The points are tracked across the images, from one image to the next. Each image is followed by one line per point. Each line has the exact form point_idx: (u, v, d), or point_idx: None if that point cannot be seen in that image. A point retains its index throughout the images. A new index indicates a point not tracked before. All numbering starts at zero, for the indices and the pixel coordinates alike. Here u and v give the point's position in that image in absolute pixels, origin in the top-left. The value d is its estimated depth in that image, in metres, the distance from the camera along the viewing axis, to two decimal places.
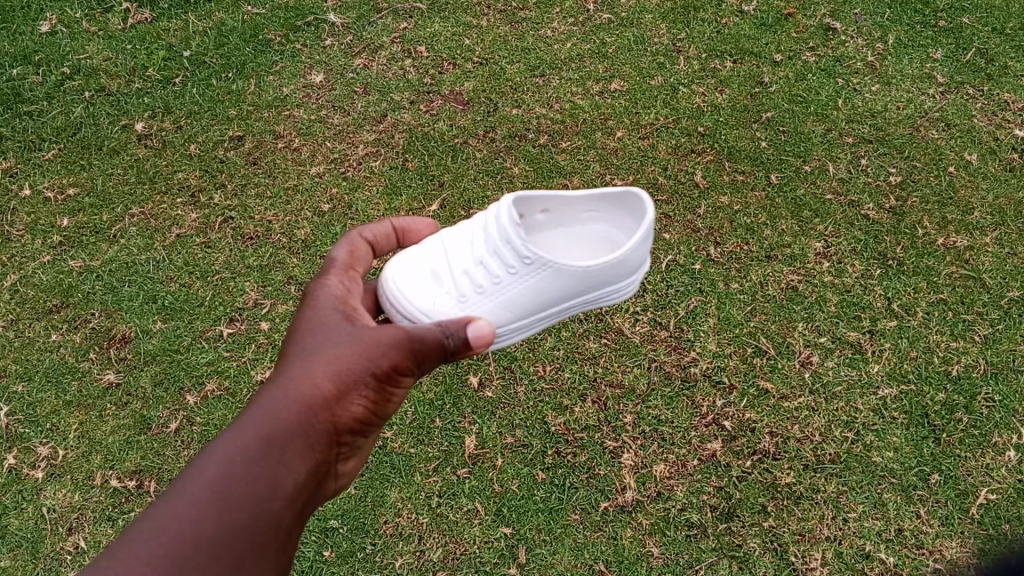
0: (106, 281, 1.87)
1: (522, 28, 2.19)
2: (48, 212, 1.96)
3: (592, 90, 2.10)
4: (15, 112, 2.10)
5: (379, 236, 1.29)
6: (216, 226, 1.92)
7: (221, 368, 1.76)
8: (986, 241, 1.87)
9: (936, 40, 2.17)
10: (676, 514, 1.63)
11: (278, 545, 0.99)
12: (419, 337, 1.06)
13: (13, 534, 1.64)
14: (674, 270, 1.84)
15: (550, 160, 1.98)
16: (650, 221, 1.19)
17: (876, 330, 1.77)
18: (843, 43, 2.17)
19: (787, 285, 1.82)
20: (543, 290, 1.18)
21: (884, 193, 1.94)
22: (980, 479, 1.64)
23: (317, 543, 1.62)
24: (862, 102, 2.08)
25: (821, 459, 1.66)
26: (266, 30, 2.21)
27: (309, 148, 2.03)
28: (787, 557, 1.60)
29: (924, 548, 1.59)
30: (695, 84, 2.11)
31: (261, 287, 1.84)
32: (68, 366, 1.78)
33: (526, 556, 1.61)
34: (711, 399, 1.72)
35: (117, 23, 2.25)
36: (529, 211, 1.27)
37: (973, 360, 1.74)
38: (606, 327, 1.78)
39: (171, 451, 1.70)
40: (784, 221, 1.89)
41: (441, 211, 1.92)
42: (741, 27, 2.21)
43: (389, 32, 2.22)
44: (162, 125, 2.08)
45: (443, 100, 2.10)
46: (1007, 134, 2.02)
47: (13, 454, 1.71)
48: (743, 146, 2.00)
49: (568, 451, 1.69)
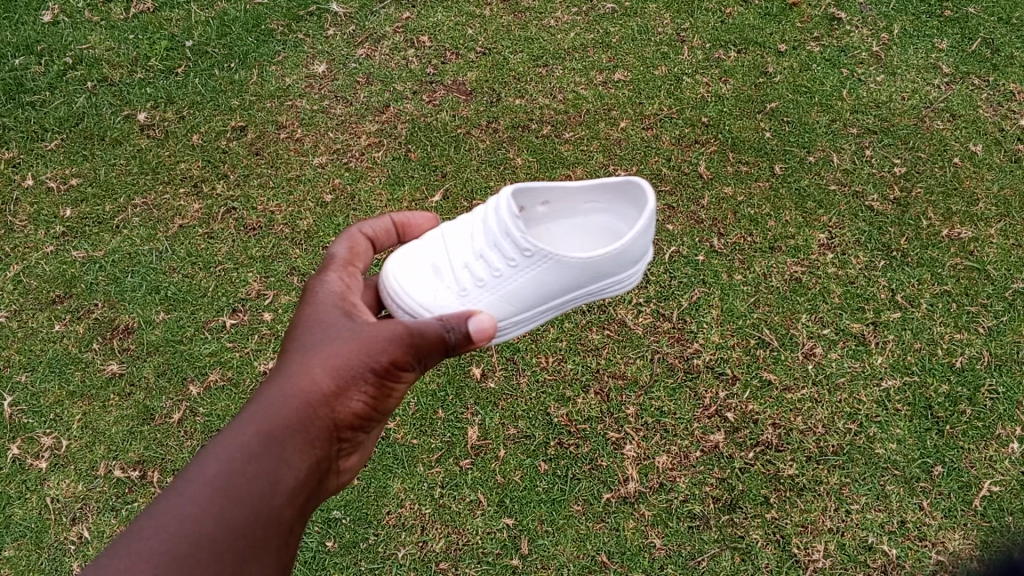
0: (110, 271, 1.87)
1: (526, 18, 2.19)
2: (51, 203, 1.96)
3: (595, 80, 2.09)
4: (18, 103, 2.10)
5: (379, 231, 1.28)
6: (219, 216, 1.92)
7: (224, 359, 1.76)
8: (991, 233, 1.86)
9: (942, 30, 2.16)
10: (679, 505, 1.63)
11: (279, 541, 0.99)
12: (419, 331, 1.05)
13: (17, 524, 1.64)
14: (677, 261, 1.83)
15: (553, 150, 1.97)
16: (650, 211, 1.19)
17: (879, 321, 1.77)
18: (848, 33, 2.16)
19: (790, 276, 1.82)
20: (543, 283, 1.18)
21: (888, 184, 1.93)
22: (984, 470, 1.64)
23: (319, 534, 1.63)
24: (867, 93, 2.07)
25: (823, 451, 1.66)
26: (268, 20, 2.21)
27: (312, 139, 2.02)
28: (789, 549, 1.59)
29: (927, 540, 1.59)
30: (698, 74, 2.10)
31: (264, 278, 1.84)
32: (71, 356, 1.78)
33: (528, 547, 1.61)
34: (714, 390, 1.71)
35: (120, 13, 2.25)
36: (530, 203, 1.27)
37: (977, 352, 1.74)
38: (609, 319, 1.78)
39: (174, 442, 1.70)
40: (788, 213, 1.89)
41: (443, 202, 1.92)
42: (746, 17, 2.20)
43: (392, 22, 2.21)
44: (165, 116, 2.07)
45: (446, 90, 2.10)
46: (1012, 125, 2.01)
47: (16, 444, 1.71)
48: (747, 137, 2.00)
49: (571, 442, 1.69)
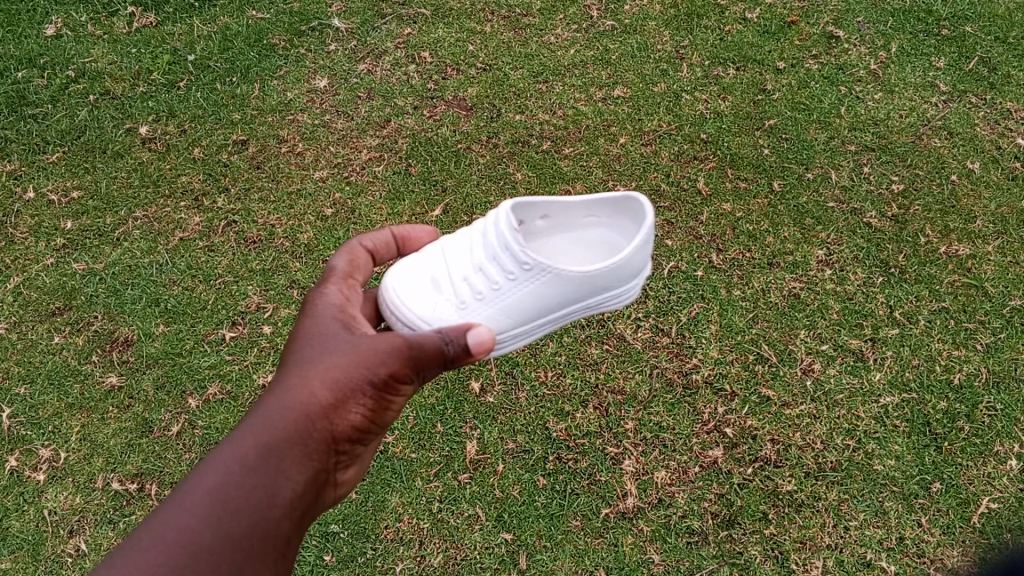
0: (110, 283, 1.88)
1: (526, 34, 2.20)
2: (52, 215, 1.96)
3: (594, 96, 2.10)
4: (20, 115, 2.11)
5: (379, 244, 1.29)
6: (220, 229, 1.93)
7: (223, 371, 1.76)
8: (989, 250, 1.87)
9: (939, 49, 2.18)
10: (677, 521, 1.63)
11: (277, 553, 0.99)
12: (418, 345, 1.05)
13: (13, 537, 1.64)
14: (676, 276, 1.84)
15: (552, 165, 1.98)
16: (649, 225, 1.19)
17: (877, 338, 1.77)
18: (845, 51, 2.18)
19: (789, 292, 1.82)
20: (542, 297, 1.18)
21: (886, 201, 1.94)
22: (982, 487, 1.63)
23: (317, 548, 1.62)
24: (865, 110, 2.09)
25: (822, 467, 1.66)
26: (270, 34, 2.22)
27: (313, 152, 2.03)
28: (788, 565, 1.59)
29: (925, 556, 1.58)
30: (698, 91, 2.11)
31: (264, 291, 1.84)
32: (70, 369, 1.78)
33: (526, 562, 1.61)
34: (713, 405, 1.72)
35: (122, 27, 2.27)
36: (530, 217, 1.28)
37: (974, 368, 1.74)
38: (608, 333, 1.78)
39: (172, 454, 1.70)
40: (786, 229, 1.90)
41: (443, 217, 1.92)
42: (744, 34, 2.21)
43: (394, 37, 2.23)
44: (166, 129, 2.08)
45: (446, 105, 2.11)
46: (1009, 143, 2.02)
47: (14, 457, 1.71)
48: (746, 154, 2.01)
49: (570, 457, 1.69)
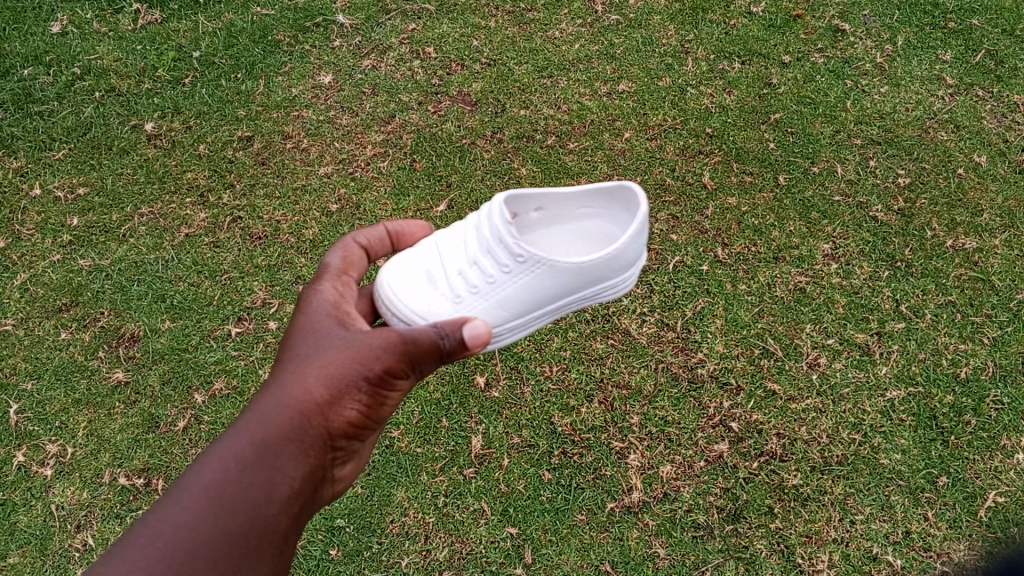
0: (116, 280, 1.88)
1: (530, 29, 2.20)
2: (58, 212, 1.97)
3: (600, 91, 2.10)
4: (26, 112, 2.11)
5: (374, 240, 1.29)
6: (225, 225, 1.93)
7: (229, 367, 1.77)
8: (995, 243, 1.86)
9: (945, 42, 2.17)
10: (683, 515, 1.63)
11: (274, 549, 0.99)
12: (413, 339, 1.05)
13: (22, 532, 1.64)
14: (681, 271, 1.84)
15: (557, 160, 1.98)
16: (642, 214, 1.19)
17: (884, 331, 1.77)
18: (851, 44, 2.17)
19: (795, 286, 1.82)
20: (538, 288, 1.18)
21: (892, 194, 1.93)
22: (989, 481, 1.63)
23: (323, 543, 1.63)
24: (870, 103, 2.08)
25: (828, 460, 1.66)
26: (274, 31, 2.23)
27: (318, 148, 2.04)
28: (794, 559, 1.59)
29: (931, 550, 1.58)
30: (703, 85, 2.11)
31: (269, 287, 1.85)
32: (77, 364, 1.79)
33: (532, 556, 1.61)
34: (718, 400, 1.71)
35: (128, 24, 2.27)
36: (524, 209, 1.28)
37: (981, 362, 1.74)
38: (613, 328, 1.78)
39: (179, 449, 1.71)
40: (792, 223, 1.89)
41: (448, 212, 1.93)
42: (750, 28, 2.21)
43: (398, 33, 2.23)
44: (172, 125, 2.09)
45: (451, 100, 2.11)
46: (1016, 136, 2.01)
47: (21, 452, 1.71)
48: (751, 148, 2.00)
49: (575, 451, 1.69)
